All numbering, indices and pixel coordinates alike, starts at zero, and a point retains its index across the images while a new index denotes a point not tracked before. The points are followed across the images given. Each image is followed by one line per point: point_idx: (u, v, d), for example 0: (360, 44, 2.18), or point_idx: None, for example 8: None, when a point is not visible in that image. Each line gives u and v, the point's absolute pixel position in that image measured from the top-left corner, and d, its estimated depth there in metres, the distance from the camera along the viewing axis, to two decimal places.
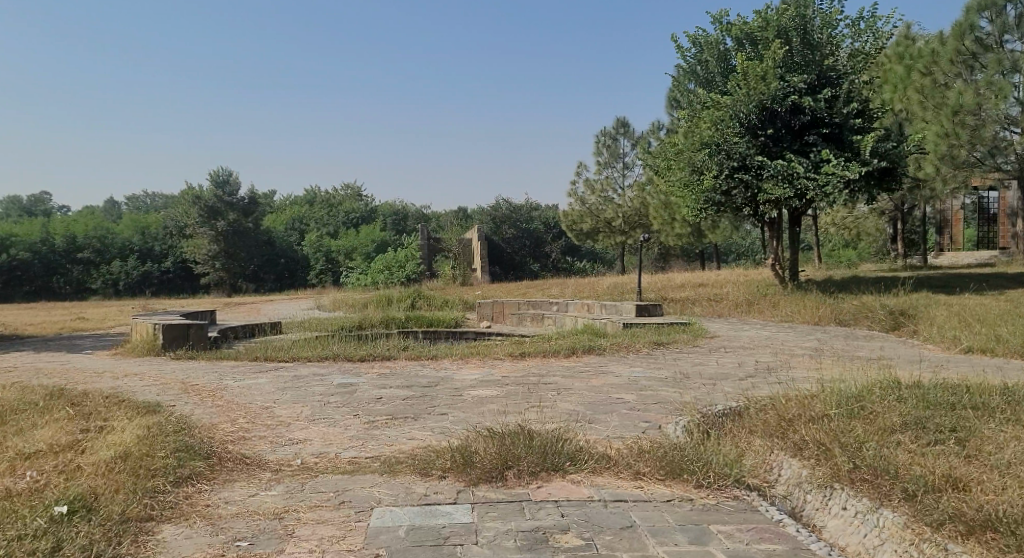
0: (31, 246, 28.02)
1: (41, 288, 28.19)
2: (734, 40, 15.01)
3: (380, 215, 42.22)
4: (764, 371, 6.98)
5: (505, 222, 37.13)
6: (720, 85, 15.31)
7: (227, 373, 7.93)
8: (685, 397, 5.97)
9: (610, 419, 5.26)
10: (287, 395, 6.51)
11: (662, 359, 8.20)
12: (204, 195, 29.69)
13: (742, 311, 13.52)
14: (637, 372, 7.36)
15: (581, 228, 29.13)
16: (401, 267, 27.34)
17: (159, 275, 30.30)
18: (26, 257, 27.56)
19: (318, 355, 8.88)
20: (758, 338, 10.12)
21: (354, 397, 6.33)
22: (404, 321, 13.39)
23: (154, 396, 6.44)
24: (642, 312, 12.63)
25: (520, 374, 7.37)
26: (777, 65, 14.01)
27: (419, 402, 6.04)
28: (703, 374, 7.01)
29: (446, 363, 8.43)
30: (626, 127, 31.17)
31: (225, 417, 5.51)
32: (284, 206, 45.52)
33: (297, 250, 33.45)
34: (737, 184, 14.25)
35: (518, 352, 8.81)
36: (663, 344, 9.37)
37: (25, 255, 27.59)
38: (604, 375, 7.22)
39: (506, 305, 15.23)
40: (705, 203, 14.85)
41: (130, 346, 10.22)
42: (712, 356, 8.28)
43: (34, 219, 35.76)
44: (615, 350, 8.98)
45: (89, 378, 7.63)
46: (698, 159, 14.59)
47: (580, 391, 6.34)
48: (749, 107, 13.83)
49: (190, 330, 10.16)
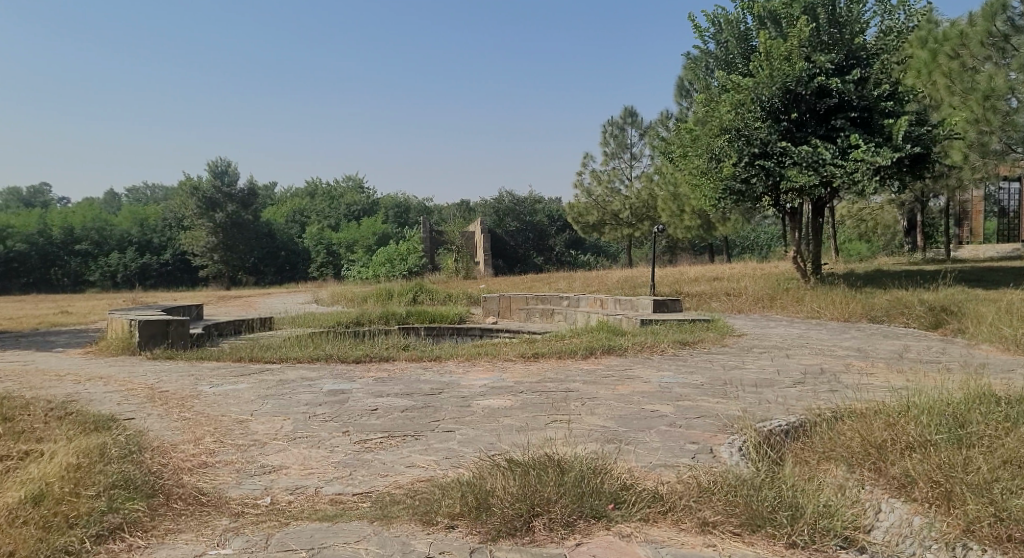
0: (28, 237, 27.19)
1: (38, 280, 27.36)
2: (756, 19, 13.98)
3: (382, 208, 41.31)
4: (815, 374, 6.08)
5: (508, 215, 36.27)
6: (740, 68, 14.29)
7: (204, 377, 7.03)
8: (733, 409, 5.06)
9: (649, 439, 4.37)
10: (268, 406, 5.61)
11: (693, 361, 7.28)
12: (202, 186, 28.72)
13: (766, 306, 12.57)
14: (668, 377, 6.44)
15: (588, 220, 28.20)
16: (403, 260, 26.58)
17: (158, 267, 29.48)
18: (23, 248, 26.73)
19: (308, 356, 7.98)
20: (790, 336, 9.22)
21: (344, 408, 5.42)
22: (404, 316, 12.51)
23: (114, 407, 5.57)
24: (660, 307, 11.72)
25: (536, 380, 6.46)
26: (803, 44, 13.00)
27: (420, 415, 5.15)
28: (745, 380, 6.10)
29: (451, 366, 7.52)
30: (633, 117, 30.24)
31: (189, 436, 4.61)
32: (284, 199, 44.80)
33: (297, 243, 32.62)
34: (757, 172, 13.26)
35: (532, 352, 7.91)
36: (691, 343, 8.43)
37: (22, 246, 26.76)
38: (632, 382, 6.31)
39: (513, 299, 14.28)
40: (723, 193, 13.86)
41: (105, 344, 9.34)
42: (747, 357, 7.36)
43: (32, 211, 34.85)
44: (639, 351, 8.07)
45: (48, 384, 6.73)
46: (717, 145, 13.60)
47: (608, 401, 5.44)
48: (772, 90, 12.82)
49: (170, 328, 9.27)
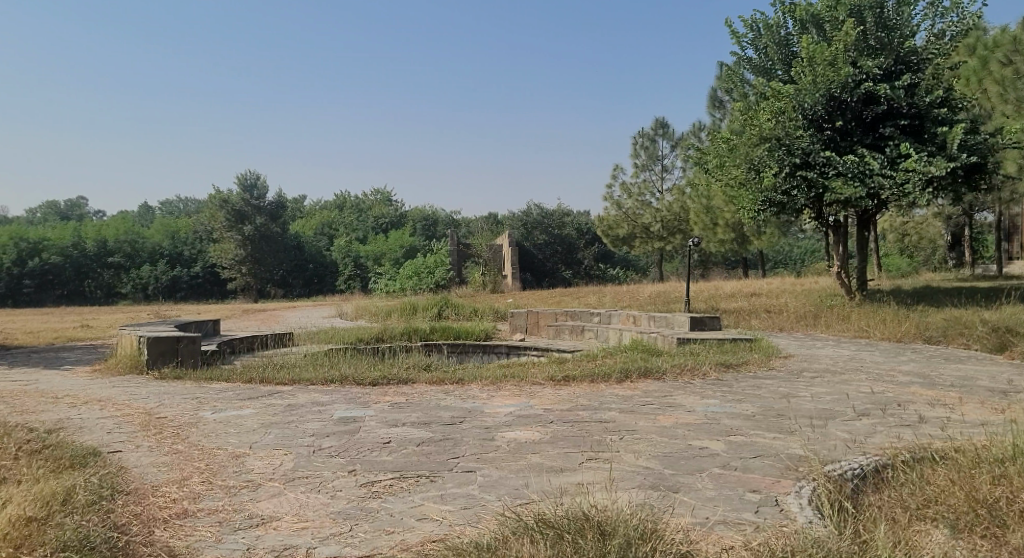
0: (62, 250, 27.38)
1: (73, 293, 27.50)
2: (798, 23, 13.29)
3: (410, 220, 40.91)
4: (883, 405, 5.38)
5: (536, 228, 35.64)
6: (781, 75, 13.58)
7: (208, 401, 6.51)
8: (795, 448, 4.41)
9: (701, 485, 3.74)
10: (270, 437, 5.06)
11: (738, 387, 6.61)
12: (231, 198, 28.73)
13: (808, 324, 11.80)
14: (714, 405, 5.77)
15: (618, 234, 27.51)
16: (430, 273, 26.44)
17: (188, 280, 29.12)
18: (58, 260, 26.92)
19: (321, 379, 7.43)
20: (842, 357, 8.49)
21: (353, 442, 4.84)
22: (428, 332, 11.96)
23: (104, 437, 5.07)
24: (697, 325, 11.04)
25: (566, 408, 5.83)
26: (848, 48, 12.27)
27: (437, 451, 4.56)
28: (803, 411, 5.43)
29: (474, 390, 6.92)
30: (664, 128, 29.57)
31: (174, 476, 4.08)
32: (314, 212, 44.65)
33: (325, 255, 32.23)
34: (799, 183, 12.50)
35: (562, 376, 7.29)
36: (735, 366, 7.75)
37: (56, 259, 26.93)
38: (674, 411, 5.67)
39: (542, 315, 13.67)
40: (762, 205, 13.11)
41: (114, 362, 8.87)
42: (800, 383, 6.68)
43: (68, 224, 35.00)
44: (679, 374, 7.40)
45: (42, 408, 6.25)
46: (756, 155, 12.88)
47: (648, 436, 4.81)
48: (815, 97, 12.09)
49: (180, 345, 8.77)
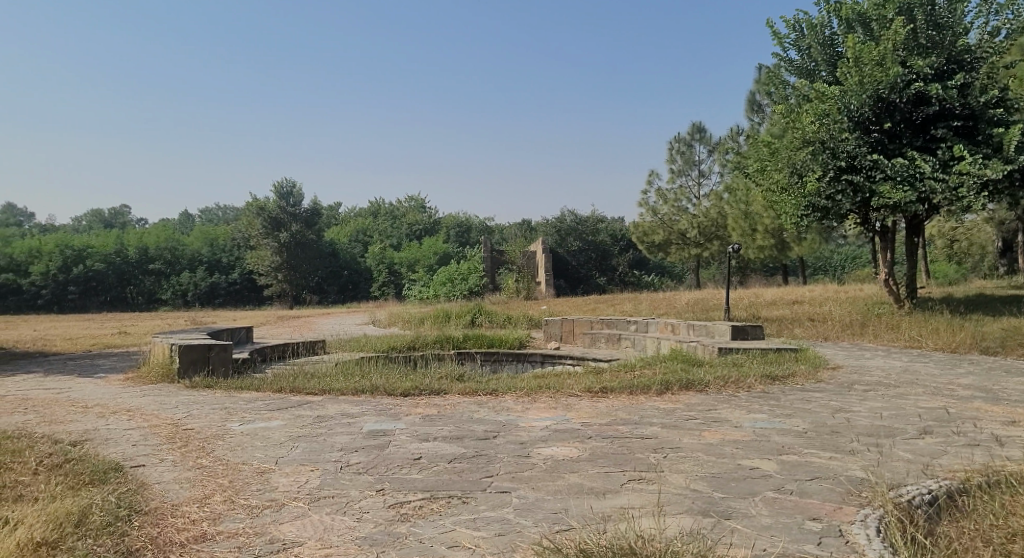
0: (105, 257, 27.77)
1: (115, 299, 27.88)
2: (843, 22, 12.89)
3: (444, 227, 40.87)
4: (946, 423, 5.03)
5: (570, 234, 35.36)
6: (825, 76, 13.18)
7: (237, 412, 6.35)
8: (854, 469, 4.10)
9: (756, 510, 3.47)
10: (297, 451, 4.87)
11: (786, 400, 6.28)
12: (268, 206, 28.79)
13: (854, 334, 11.37)
14: (762, 421, 5.46)
15: (653, 240, 27.12)
16: (464, 280, 26.35)
17: (226, 286, 29.33)
18: (101, 267, 27.31)
19: (352, 389, 7.25)
20: (894, 369, 8.10)
21: (383, 458, 4.63)
22: (462, 341, 11.76)
23: (128, 450, 4.92)
24: (739, 334, 10.68)
25: (606, 423, 5.56)
26: (897, 48, 11.84)
27: (469, 469, 4.32)
28: (859, 427, 5.10)
29: (508, 402, 6.67)
30: (701, 133, 29.14)
31: (197, 494, 3.91)
32: (349, 219, 44.86)
33: (360, 262, 32.28)
34: (844, 188, 12.11)
35: (600, 387, 7.02)
36: (780, 378, 7.41)
37: (100, 266, 27.33)
38: (720, 426, 5.36)
39: (577, 323, 13.41)
40: (805, 210, 12.73)
41: (146, 370, 8.79)
42: (852, 397, 6.33)
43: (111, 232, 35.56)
44: (722, 387, 7.08)
45: (70, 418, 6.14)
46: (799, 158, 12.50)
47: (694, 454, 4.52)
48: (861, 98, 11.70)
49: (212, 353, 8.64)
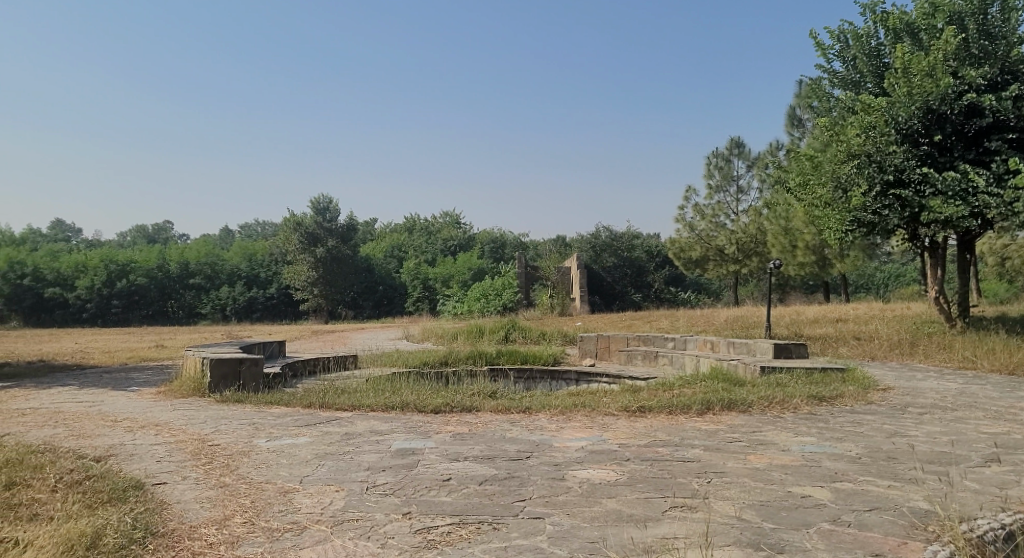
0: (147, 272, 28.17)
1: (156, 313, 28.21)
2: (890, 32, 12.56)
3: (478, 243, 40.78)
4: (1011, 451, 4.70)
5: (605, 250, 35.05)
6: (872, 87, 12.83)
7: (264, 428, 6.19)
8: (915, 500, 3.81)
9: (812, 542, 3.26)
10: (322, 470, 4.69)
11: (835, 424, 5.96)
12: (305, 221, 28.87)
13: (904, 353, 11.02)
14: (811, 444, 5.17)
15: (690, 256, 26.71)
16: (499, 296, 26.26)
17: (263, 301, 29.47)
18: (144, 282, 27.69)
19: (383, 405, 7.07)
20: (948, 391, 7.72)
21: (411, 479, 4.43)
22: (495, 356, 11.55)
23: (151, 466, 4.79)
24: (782, 353, 10.34)
25: (645, 444, 5.30)
26: (948, 58, 11.48)
27: (501, 493, 4.10)
28: (916, 453, 4.79)
29: (543, 420, 6.44)
30: (740, 148, 28.74)
31: (216, 515, 3.75)
32: (385, 234, 45.01)
33: (395, 277, 32.30)
34: (892, 202, 11.75)
35: (637, 406, 6.76)
36: (828, 399, 7.08)
37: (142, 280, 27.72)
38: (765, 450, 5.08)
39: (613, 339, 13.14)
40: (851, 226, 12.37)
41: (177, 384, 8.72)
42: (906, 420, 5.99)
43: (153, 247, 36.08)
44: (767, 408, 6.78)
45: (98, 432, 6.05)
46: (843, 173, 12.14)
47: (740, 480, 4.25)
48: (910, 110, 11.34)
49: (242, 367, 8.53)
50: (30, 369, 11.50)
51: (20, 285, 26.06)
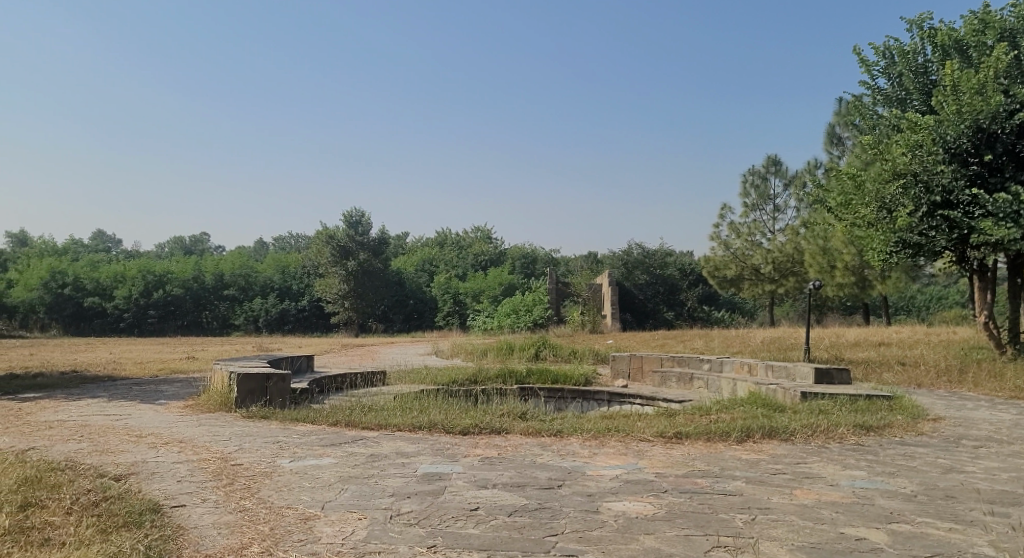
0: (183, 283, 28.45)
1: (191, 324, 28.46)
2: (938, 49, 12.23)
3: (509, 258, 40.61)
4: None
5: (637, 268, 34.69)
6: (918, 105, 12.48)
7: (289, 447, 6.03)
8: (980, 546, 3.54)
9: None
10: (345, 495, 4.50)
11: (885, 456, 5.65)
12: (337, 234, 28.96)
13: (951, 381, 10.62)
14: (862, 479, 4.88)
15: (725, 275, 26.26)
16: (529, 311, 26.48)
17: (296, 313, 29.44)
18: (179, 292, 27.96)
19: (411, 426, 6.88)
20: (1002, 423, 7.35)
21: (437, 507, 4.23)
22: (525, 375, 11.32)
23: (171, 487, 4.63)
24: (823, 378, 9.98)
25: (683, 474, 5.04)
26: (999, 75, 11.11)
27: (532, 526, 3.88)
28: (976, 492, 4.49)
29: (575, 445, 6.19)
30: (777, 166, 28.31)
31: (233, 544, 3.57)
32: (416, 248, 45.06)
33: (425, 292, 32.26)
34: (940, 223, 11.37)
35: (673, 432, 6.49)
36: (875, 429, 6.75)
37: (178, 291, 28.00)
38: (811, 485, 4.79)
39: (646, 360, 12.86)
40: (896, 247, 11.97)
41: (205, 398, 8.61)
42: (962, 456, 5.67)
43: (188, 258, 36.40)
44: (810, 437, 6.47)
45: (122, 448, 5.93)
46: (888, 193, 11.77)
47: (788, 517, 3.99)
48: (960, 129, 10.97)
49: (270, 383, 8.38)
50: (62, 380, 11.49)
51: (60, 294, 26.46)
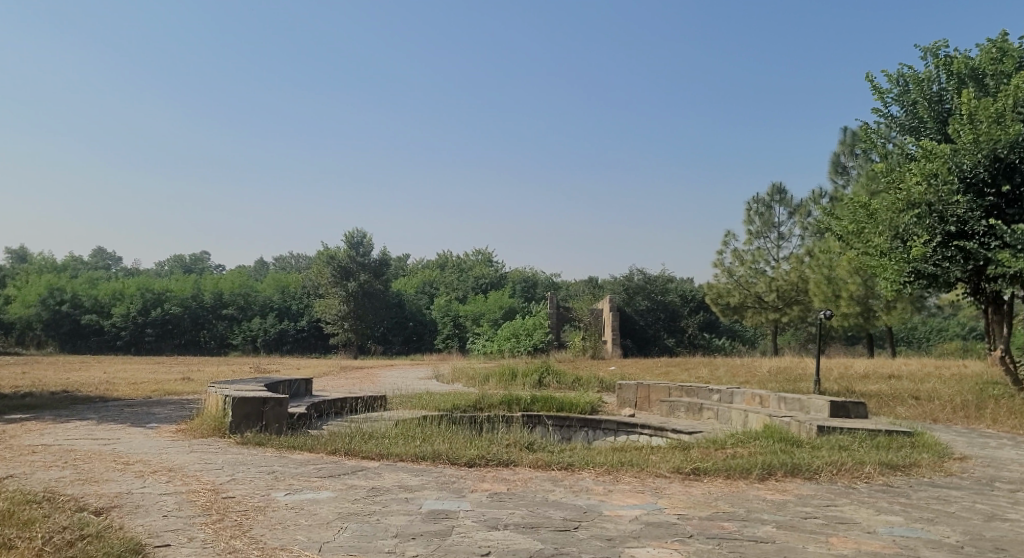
0: (182, 301, 28.11)
1: (189, 342, 28.06)
2: (953, 78, 11.99)
3: (509, 282, 40.27)
4: None
5: (638, 293, 34.33)
6: (932, 134, 12.21)
7: (285, 477, 5.68)
8: None
9: None
10: (344, 535, 4.16)
11: (920, 499, 5.30)
12: (338, 255, 28.83)
13: (969, 417, 10.28)
14: (901, 527, 4.53)
15: (728, 302, 25.89)
16: (529, 336, 26.07)
17: (294, 333, 29.00)
18: (178, 311, 27.60)
19: (412, 456, 6.54)
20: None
21: (444, 550, 3.90)
22: (530, 403, 10.95)
23: (155, 523, 4.29)
24: (839, 411, 9.63)
25: (707, 517, 4.69)
26: (1016, 104, 10.84)
27: None
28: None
29: (588, 481, 5.83)
30: (781, 194, 28.10)
31: None
32: (415, 270, 44.71)
33: (425, 314, 31.87)
34: (954, 254, 11.12)
35: (690, 468, 6.14)
36: (902, 468, 6.40)
37: (177, 310, 27.65)
38: (847, 532, 4.45)
39: (654, 389, 12.52)
40: (909, 278, 11.66)
41: (199, 422, 8.26)
42: (1001, 502, 5.33)
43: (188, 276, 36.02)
44: (835, 475, 6.12)
45: (107, 476, 5.59)
46: (902, 223, 11.46)
47: None
48: (976, 158, 10.67)
49: (266, 408, 8.03)
50: (52, 400, 11.12)
51: (58, 310, 26.23)
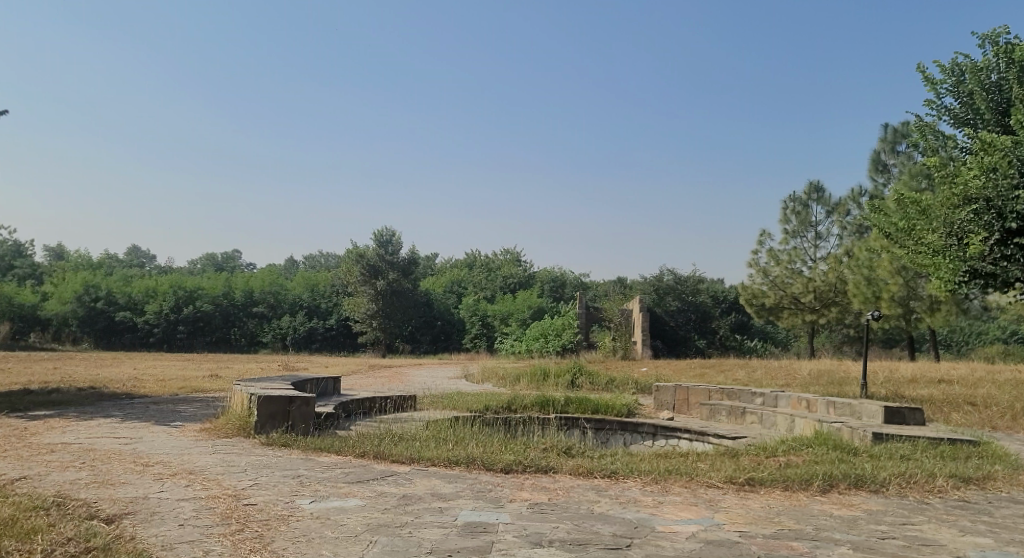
0: (213, 299, 28.06)
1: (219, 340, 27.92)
2: (1012, 67, 11.35)
3: (538, 282, 39.82)
4: None
5: (669, 294, 33.71)
6: (988, 126, 11.59)
7: (311, 483, 5.32)
8: None
9: None
10: (374, 550, 3.79)
11: (1004, 518, 4.80)
12: (367, 253, 28.48)
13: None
14: (992, 551, 4.05)
15: (763, 303, 25.17)
16: (559, 336, 25.60)
17: (323, 332, 28.85)
18: (209, 308, 27.53)
19: (444, 461, 6.13)
20: None
21: None
22: (564, 405, 10.51)
23: (170, 532, 3.96)
24: (893, 417, 9.08)
25: (773, 535, 4.25)
26: None
27: None
28: None
29: (635, 491, 5.40)
30: (818, 193, 27.38)
31: None
32: (443, 270, 44.40)
33: (453, 313, 31.56)
34: (1013, 252, 10.53)
35: (744, 478, 5.68)
36: (975, 481, 5.88)
37: (207, 307, 27.58)
38: (932, 555, 3.99)
39: (693, 392, 12.03)
40: (964, 278, 11.08)
41: (224, 421, 7.95)
42: None
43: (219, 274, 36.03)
44: (904, 488, 5.62)
45: (124, 478, 5.28)
46: (958, 220, 10.86)
47: None
48: None
49: (293, 407, 7.69)
50: (76, 397, 10.89)
51: (93, 307, 26.38)
